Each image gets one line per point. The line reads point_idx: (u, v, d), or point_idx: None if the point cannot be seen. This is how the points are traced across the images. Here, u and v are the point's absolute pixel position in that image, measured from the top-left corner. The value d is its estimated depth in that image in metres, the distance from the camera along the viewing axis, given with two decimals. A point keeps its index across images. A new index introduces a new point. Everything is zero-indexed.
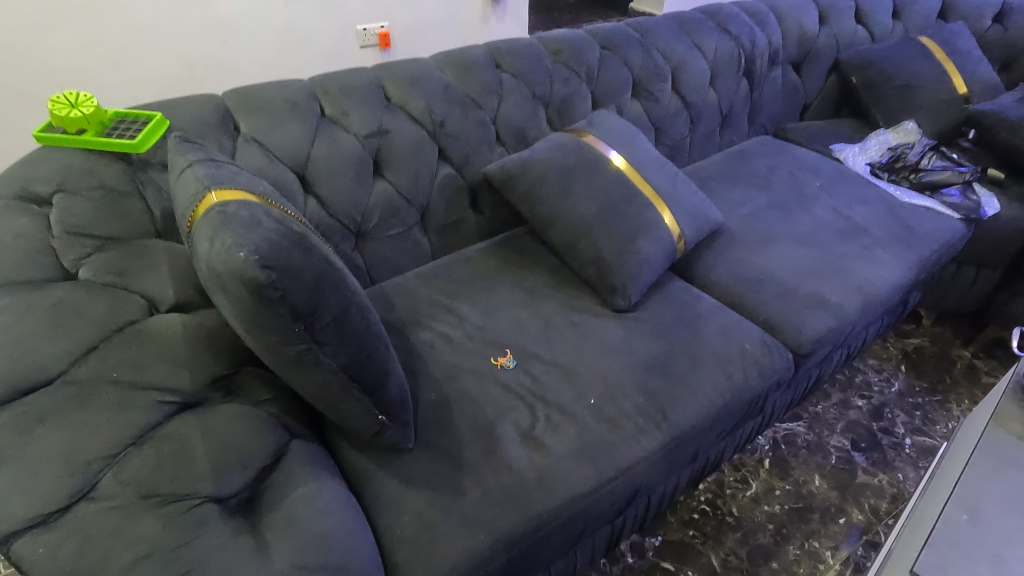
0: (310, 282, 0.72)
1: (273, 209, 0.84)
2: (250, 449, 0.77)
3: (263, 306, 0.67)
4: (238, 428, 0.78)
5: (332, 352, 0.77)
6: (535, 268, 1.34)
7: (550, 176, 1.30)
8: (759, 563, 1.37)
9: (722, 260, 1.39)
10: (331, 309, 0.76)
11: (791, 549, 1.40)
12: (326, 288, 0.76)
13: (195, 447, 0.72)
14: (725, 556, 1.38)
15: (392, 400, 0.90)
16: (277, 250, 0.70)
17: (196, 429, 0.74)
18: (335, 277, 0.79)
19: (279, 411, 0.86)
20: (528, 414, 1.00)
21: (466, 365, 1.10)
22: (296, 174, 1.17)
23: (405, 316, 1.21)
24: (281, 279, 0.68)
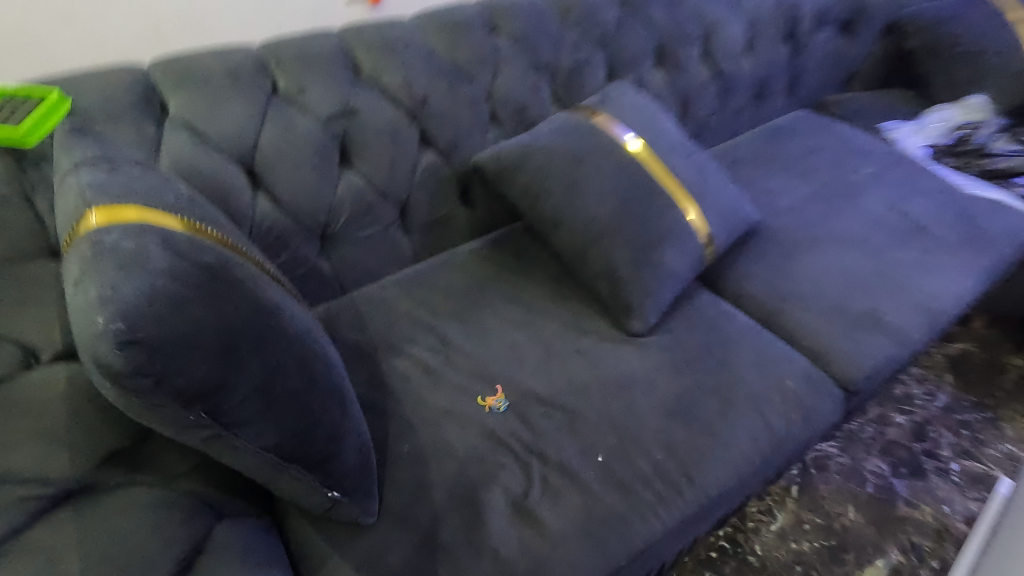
0: (209, 352, 0.53)
1: (182, 231, 0.63)
2: (151, 549, 0.58)
3: (129, 398, 0.49)
4: (135, 523, 0.59)
5: (255, 433, 0.58)
6: (535, 276, 1.13)
7: (554, 167, 1.08)
8: None
9: (757, 267, 1.18)
10: (247, 381, 0.56)
11: None
12: (239, 351, 0.56)
13: (65, 560, 0.53)
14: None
15: (346, 472, 0.71)
16: (154, 313, 0.50)
17: (71, 534, 0.55)
18: (257, 331, 0.59)
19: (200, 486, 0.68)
20: (521, 476, 0.81)
21: (447, 405, 0.91)
22: (242, 168, 0.95)
23: (378, 339, 1.01)
24: (154, 359, 0.49)
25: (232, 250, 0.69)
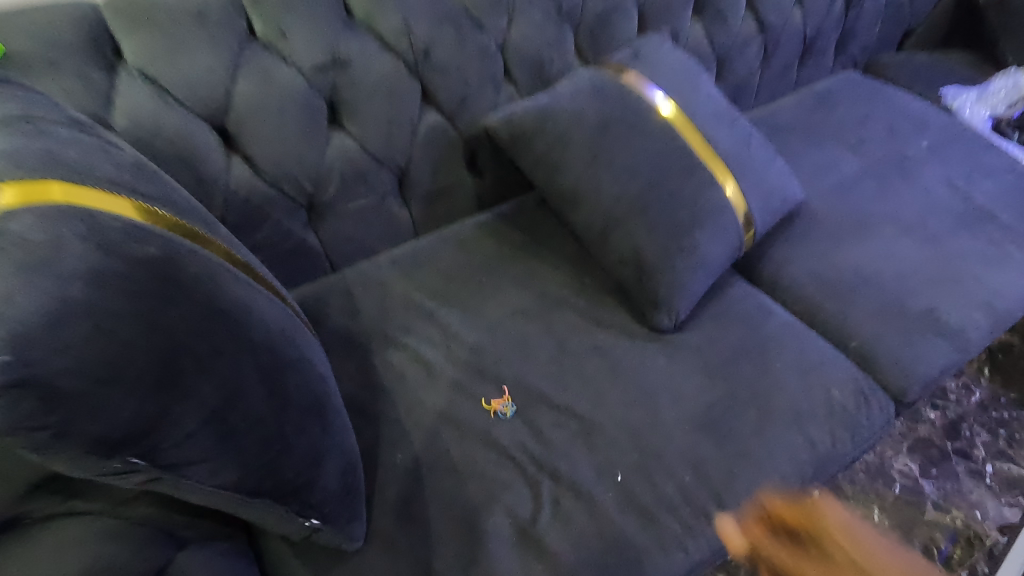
0: (134, 385, 0.43)
1: (123, 214, 0.51)
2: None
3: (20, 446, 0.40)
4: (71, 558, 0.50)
5: (206, 471, 0.49)
6: (548, 258, 1.00)
7: (575, 135, 0.93)
8: None
9: (797, 254, 1.05)
10: (189, 415, 0.46)
11: None
12: (179, 380, 0.46)
13: None
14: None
15: (327, 497, 0.60)
16: (52, 341, 0.40)
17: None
18: (206, 349, 0.48)
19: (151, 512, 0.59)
20: (528, 497, 0.72)
21: (446, 408, 0.80)
22: (214, 127, 0.82)
23: (371, 327, 0.90)
24: (50, 405, 0.40)
25: (192, 237, 0.57)
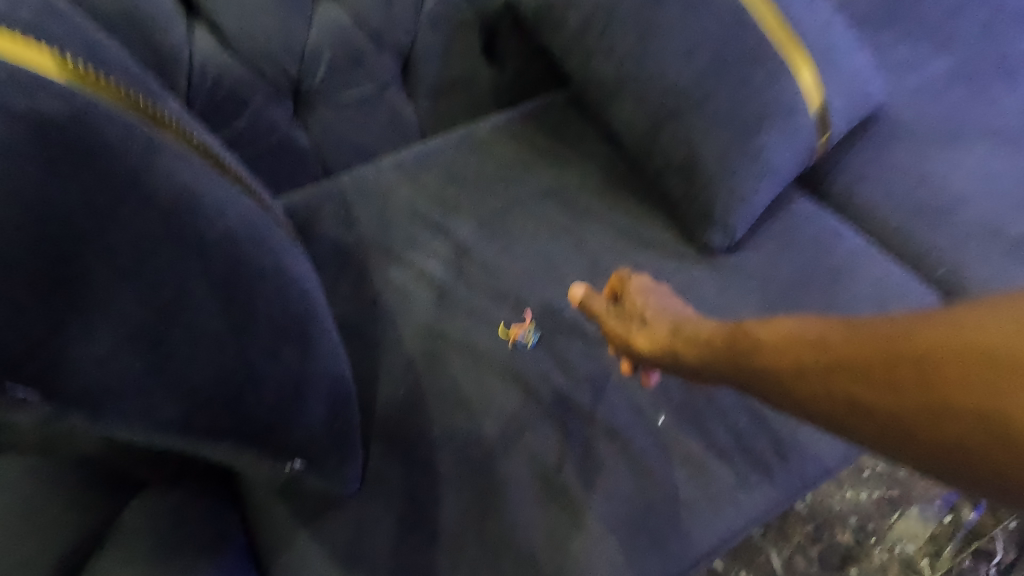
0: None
1: (27, 59, 0.36)
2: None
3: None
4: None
5: (130, 404, 0.38)
6: (579, 165, 0.85)
7: (619, 8, 0.75)
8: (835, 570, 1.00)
9: (876, 166, 0.88)
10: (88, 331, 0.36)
11: (876, 552, 1.01)
12: (77, 291, 0.35)
13: None
14: (790, 557, 1.01)
15: (311, 435, 0.49)
16: None
17: None
18: (117, 247, 0.36)
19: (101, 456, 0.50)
20: (555, 440, 0.61)
21: (458, 335, 0.68)
22: None
23: (371, 240, 0.77)
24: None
25: (140, 111, 0.40)
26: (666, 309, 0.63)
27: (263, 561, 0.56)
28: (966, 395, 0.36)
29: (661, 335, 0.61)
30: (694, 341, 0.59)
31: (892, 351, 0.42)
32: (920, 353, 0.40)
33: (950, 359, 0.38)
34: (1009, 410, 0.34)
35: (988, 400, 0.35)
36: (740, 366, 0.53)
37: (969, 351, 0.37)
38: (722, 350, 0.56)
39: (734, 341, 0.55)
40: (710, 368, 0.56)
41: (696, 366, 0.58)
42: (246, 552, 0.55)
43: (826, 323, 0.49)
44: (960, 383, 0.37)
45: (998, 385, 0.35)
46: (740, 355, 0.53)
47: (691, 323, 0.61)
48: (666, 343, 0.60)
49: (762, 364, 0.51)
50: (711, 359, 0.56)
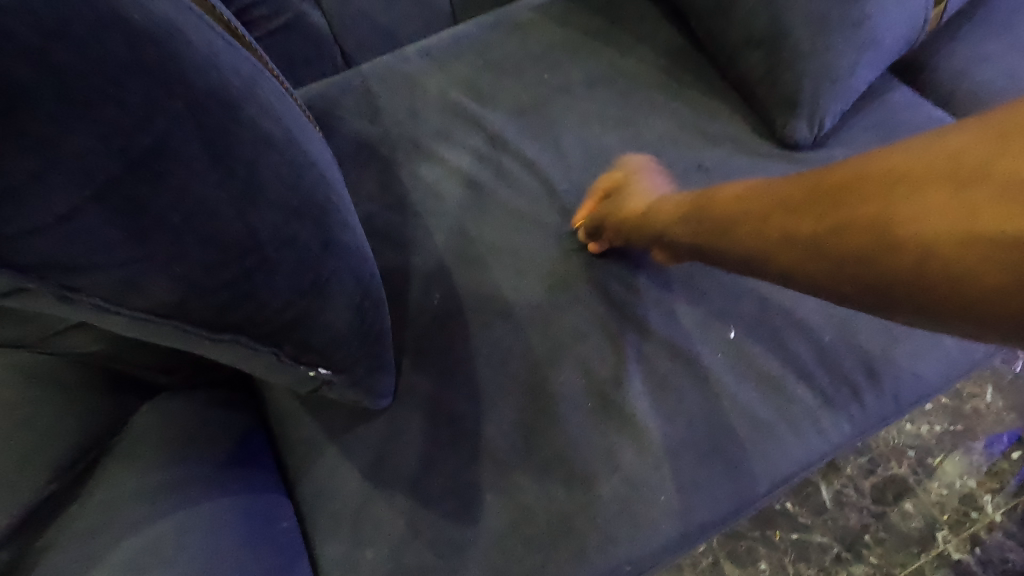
0: None
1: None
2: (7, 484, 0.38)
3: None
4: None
5: (109, 281, 0.30)
6: (636, 49, 0.73)
7: None
8: (888, 504, 0.89)
9: (991, 50, 0.74)
10: (51, 176, 0.27)
11: (935, 488, 0.90)
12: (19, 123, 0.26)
13: None
14: (841, 490, 0.90)
15: (335, 339, 0.43)
16: None
17: None
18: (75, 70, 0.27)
19: (95, 377, 0.44)
20: (610, 354, 0.54)
21: (498, 238, 0.60)
22: None
23: (397, 133, 0.68)
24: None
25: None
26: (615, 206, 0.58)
27: (291, 482, 0.51)
28: (866, 243, 0.41)
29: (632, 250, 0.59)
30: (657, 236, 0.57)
31: (837, 216, 0.43)
32: (829, 209, 0.44)
33: (888, 214, 0.40)
34: (917, 248, 0.39)
35: (884, 244, 0.41)
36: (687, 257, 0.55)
37: (895, 212, 0.40)
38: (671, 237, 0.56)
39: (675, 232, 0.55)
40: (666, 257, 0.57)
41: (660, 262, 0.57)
42: (274, 474, 0.50)
43: (762, 189, 0.49)
44: (859, 232, 0.42)
45: (925, 216, 0.39)
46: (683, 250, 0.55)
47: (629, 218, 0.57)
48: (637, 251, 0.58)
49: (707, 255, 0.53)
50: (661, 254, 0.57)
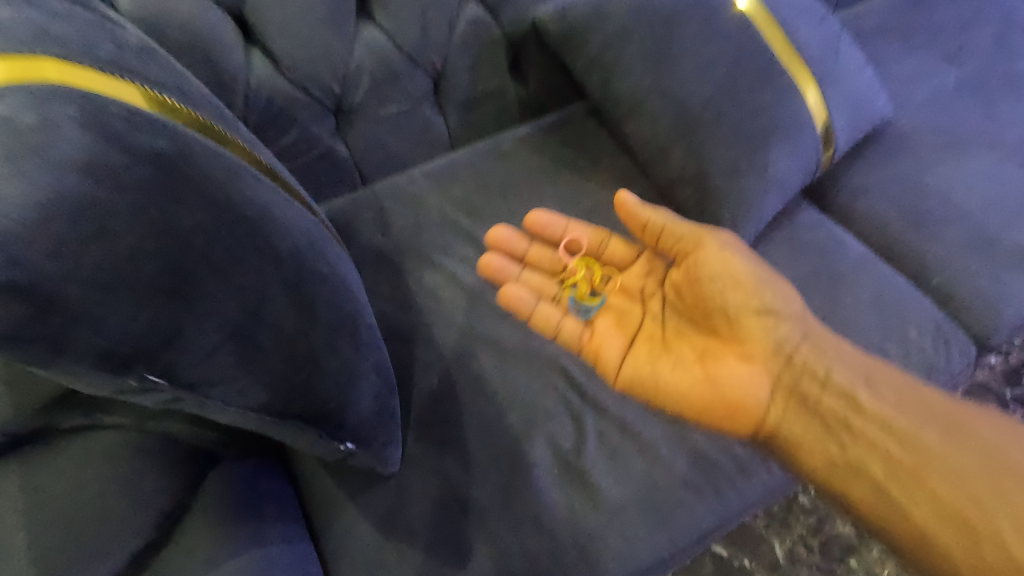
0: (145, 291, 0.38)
1: (128, 101, 0.45)
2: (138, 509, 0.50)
3: (16, 356, 0.36)
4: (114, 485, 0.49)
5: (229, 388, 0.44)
6: (598, 177, 0.91)
7: (636, 34, 0.82)
8: (832, 561, 1.01)
9: (879, 179, 0.93)
10: (212, 322, 0.42)
11: (874, 546, 1.02)
12: (194, 285, 0.41)
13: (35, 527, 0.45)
14: (792, 548, 1.02)
15: (361, 420, 0.57)
16: None
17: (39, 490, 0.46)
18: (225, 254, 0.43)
19: (185, 429, 0.55)
20: (573, 429, 0.68)
21: (485, 332, 0.75)
22: (234, 16, 0.74)
23: (405, 244, 0.84)
24: (42, 315, 0.35)
25: (197, 128, 0.49)
26: (699, 254, 0.69)
27: (317, 535, 0.64)
28: (931, 495, 0.56)
29: (622, 339, 0.72)
30: (674, 303, 0.74)
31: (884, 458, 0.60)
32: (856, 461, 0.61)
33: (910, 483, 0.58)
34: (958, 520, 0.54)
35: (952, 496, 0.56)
36: (706, 369, 0.68)
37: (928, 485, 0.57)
38: (680, 309, 0.73)
39: (733, 316, 0.68)
40: (683, 351, 0.70)
41: (652, 382, 0.69)
42: (304, 528, 0.62)
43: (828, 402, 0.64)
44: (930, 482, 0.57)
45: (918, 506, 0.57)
46: (710, 355, 0.69)
47: (715, 287, 0.68)
48: (621, 347, 0.72)
49: (744, 375, 0.66)
50: (676, 358, 0.70)
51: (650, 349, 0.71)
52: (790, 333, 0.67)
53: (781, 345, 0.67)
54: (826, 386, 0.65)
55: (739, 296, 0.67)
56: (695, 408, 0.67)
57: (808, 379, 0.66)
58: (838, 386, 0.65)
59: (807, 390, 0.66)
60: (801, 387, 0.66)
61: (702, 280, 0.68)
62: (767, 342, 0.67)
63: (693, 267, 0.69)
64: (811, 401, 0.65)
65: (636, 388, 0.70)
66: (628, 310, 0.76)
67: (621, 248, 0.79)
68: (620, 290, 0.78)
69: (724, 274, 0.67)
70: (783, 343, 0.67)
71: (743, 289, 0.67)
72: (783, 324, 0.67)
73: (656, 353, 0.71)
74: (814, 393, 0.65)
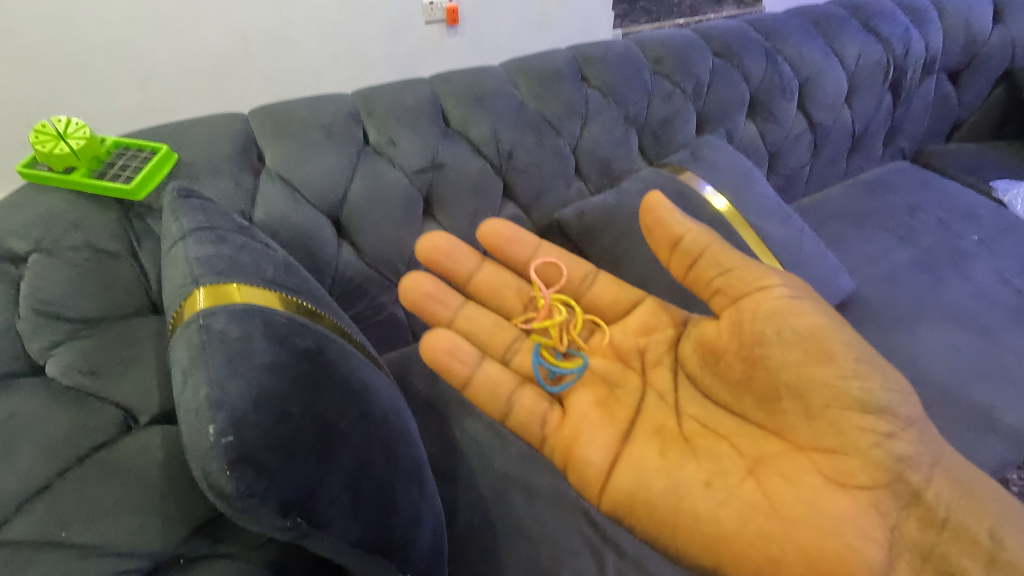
0: (308, 453, 0.52)
1: (285, 309, 0.64)
2: None
3: (238, 515, 0.48)
4: None
5: (341, 529, 0.55)
6: None
7: (640, 230, 1.05)
8: None
9: None
10: (341, 474, 0.55)
11: None
12: (332, 449, 0.55)
13: None
14: None
15: (422, 556, 0.68)
16: (259, 426, 0.50)
17: None
18: (347, 424, 0.59)
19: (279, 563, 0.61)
20: (594, 566, 0.79)
21: (518, 476, 0.88)
22: (330, 218, 0.96)
23: (450, 394, 0.99)
24: (260, 477, 0.48)
25: (306, 313, 0.67)
26: (758, 298, 0.70)
27: None
28: None
29: (616, 430, 0.74)
30: (720, 393, 0.74)
31: None
32: None
33: None
34: None
35: None
36: (764, 491, 0.65)
37: None
38: (731, 401, 0.73)
39: (814, 413, 0.66)
40: (729, 461, 0.68)
41: (674, 500, 0.66)
42: None
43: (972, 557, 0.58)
44: None
45: None
46: (763, 470, 0.66)
47: (786, 364, 0.67)
48: (614, 441, 0.73)
49: (836, 507, 0.61)
50: (715, 465, 0.68)
51: (679, 452, 0.71)
52: (920, 457, 0.63)
53: (899, 470, 0.62)
54: (983, 558, 0.57)
55: (822, 384, 0.65)
56: (749, 548, 0.61)
57: (950, 537, 0.59)
58: (999, 558, 0.56)
59: (943, 555, 0.59)
60: (948, 560, 0.58)
61: (768, 347, 0.68)
62: (873, 463, 0.62)
63: (746, 325, 0.70)
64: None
65: (638, 497, 0.68)
66: (619, 379, 0.82)
67: (610, 295, 0.89)
68: (609, 351, 0.85)
69: (789, 337, 0.68)
70: (900, 469, 0.62)
71: (827, 374, 0.66)
72: (899, 441, 0.63)
73: (680, 458, 0.70)
74: (968, 571, 0.57)
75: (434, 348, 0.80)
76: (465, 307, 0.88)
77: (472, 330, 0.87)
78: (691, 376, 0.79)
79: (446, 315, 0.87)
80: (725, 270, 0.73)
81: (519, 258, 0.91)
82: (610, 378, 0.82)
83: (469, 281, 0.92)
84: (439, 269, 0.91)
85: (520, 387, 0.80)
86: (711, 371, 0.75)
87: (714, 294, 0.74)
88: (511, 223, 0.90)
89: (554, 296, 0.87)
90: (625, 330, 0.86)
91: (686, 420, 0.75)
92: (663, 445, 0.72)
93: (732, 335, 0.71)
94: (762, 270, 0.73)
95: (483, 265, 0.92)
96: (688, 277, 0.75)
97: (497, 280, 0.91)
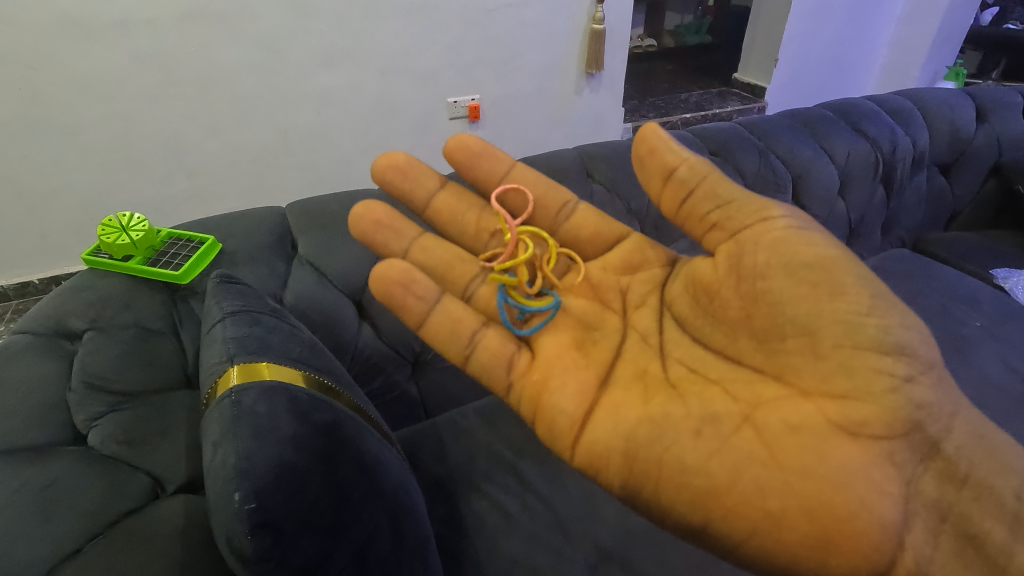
0: (321, 523, 0.57)
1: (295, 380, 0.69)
2: None
3: None
4: None
5: None
6: None
7: None
8: None
9: None
10: (349, 546, 0.59)
11: None
12: (343, 521, 0.59)
13: None
14: None
15: None
16: (279, 495, 0.54)
17: None
18: (357, 495, 0.63)
19: None
20: None
21: (522, 557, 0.89)
22: (353, 301, 1.04)
23: (457, 473, 1.02)
24: (277, 543, 0.52)
25: (326, 390, 0.72)
26: (760, 229, 0.73)
27: None
28: None
29: (592, 377, 0.78)
30: (712, 335, 0.77)
31: None
32: None
33: None
34: None
35: None
36: (763, 441, 0.65)
37: None
38: (725, 343, 0.75)
39: (821, 353, 0.66)
40: (723, 409, 0.69)
41: (660, 451, 0.68)
42: None
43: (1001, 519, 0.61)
44: None
45: None
46: (760, 418, 0.67)
47: (788, 299, 0.69)
48: (589, 387, 0.77)
49: (841, 455, 0.62)
50: (706, 414, 0.70)
51: (664, 398, 0.73)
52: (940, 407, 0.64)
53: (918, 418, 0.63)
54: (1009, 519, 0.61)
55: (833, 321, 0.66)
56: (743, 502, 0.62)
57: (970, 495, 0.62)
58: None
59: (961, 514, 0.62)
60: (967, 518, 0.62)
61: (770, 280, 0.70)
62: (888, 410, 0.62)
63: (746, 258, 0.72)
64: (974, 537, 0.61)
65: (625, 449, 0.70)
66: (595, 322, 0.85)
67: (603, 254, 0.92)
68: (581, 288, 0.88)
69: (794, 270, 0.69)
70: (919, 418, 0.63)
71: (835, 304, 0.67)
72: (917, 385, 0.64)
73: (665, 404, 0.72)
74: (991, 533, 0.61)
75: (386, 279, 0.81)
76: (420, 239, 0.92)
77: (428, 262, 0.91)
78: (678, 319, 0.82)
79: (399, 245, 0.91)
80: (722, 203, 0.76)
81: (491, 175, 0.96)
82: (587, 321, 0.85)
83: (429, 204, 0.97)
84: (396, 189, 0.96)
85: (485, 327, 0.83)
86: (704, 311, 0.78)
87: (710, 228, 0.77)
88: (478, 138, 0.94)
89: (520, 232, 0.90)
90: (606, 269, 0.90)
91: (675, 372, 0.77)
92: (647, 393, 0.75)
93: (729, 270, 0.74)
94: (764, 203, 0.75)
95: (444, 188, 0.97)
96: (681, 211, 0.79)
97: (454, 206, 0.96)
